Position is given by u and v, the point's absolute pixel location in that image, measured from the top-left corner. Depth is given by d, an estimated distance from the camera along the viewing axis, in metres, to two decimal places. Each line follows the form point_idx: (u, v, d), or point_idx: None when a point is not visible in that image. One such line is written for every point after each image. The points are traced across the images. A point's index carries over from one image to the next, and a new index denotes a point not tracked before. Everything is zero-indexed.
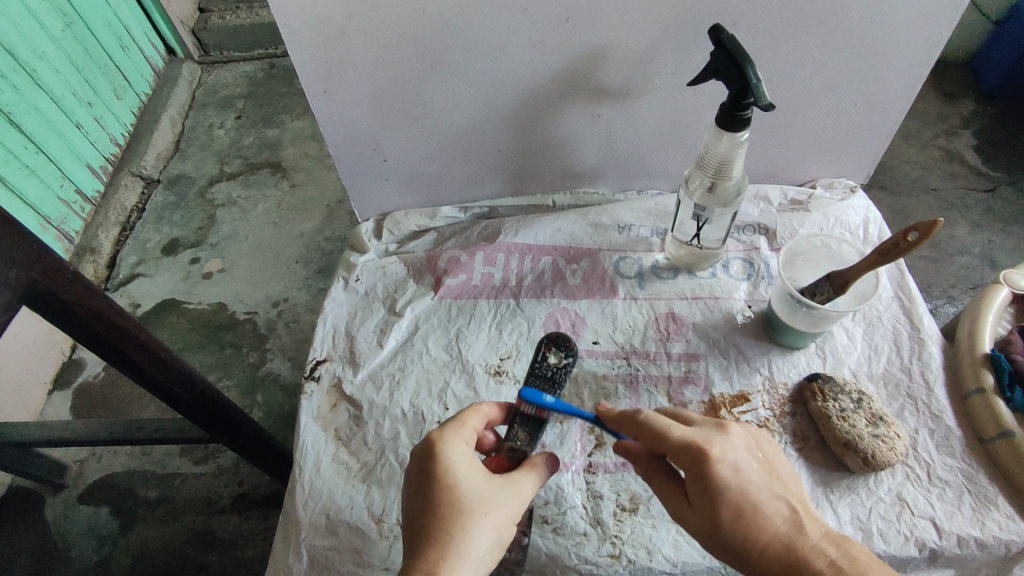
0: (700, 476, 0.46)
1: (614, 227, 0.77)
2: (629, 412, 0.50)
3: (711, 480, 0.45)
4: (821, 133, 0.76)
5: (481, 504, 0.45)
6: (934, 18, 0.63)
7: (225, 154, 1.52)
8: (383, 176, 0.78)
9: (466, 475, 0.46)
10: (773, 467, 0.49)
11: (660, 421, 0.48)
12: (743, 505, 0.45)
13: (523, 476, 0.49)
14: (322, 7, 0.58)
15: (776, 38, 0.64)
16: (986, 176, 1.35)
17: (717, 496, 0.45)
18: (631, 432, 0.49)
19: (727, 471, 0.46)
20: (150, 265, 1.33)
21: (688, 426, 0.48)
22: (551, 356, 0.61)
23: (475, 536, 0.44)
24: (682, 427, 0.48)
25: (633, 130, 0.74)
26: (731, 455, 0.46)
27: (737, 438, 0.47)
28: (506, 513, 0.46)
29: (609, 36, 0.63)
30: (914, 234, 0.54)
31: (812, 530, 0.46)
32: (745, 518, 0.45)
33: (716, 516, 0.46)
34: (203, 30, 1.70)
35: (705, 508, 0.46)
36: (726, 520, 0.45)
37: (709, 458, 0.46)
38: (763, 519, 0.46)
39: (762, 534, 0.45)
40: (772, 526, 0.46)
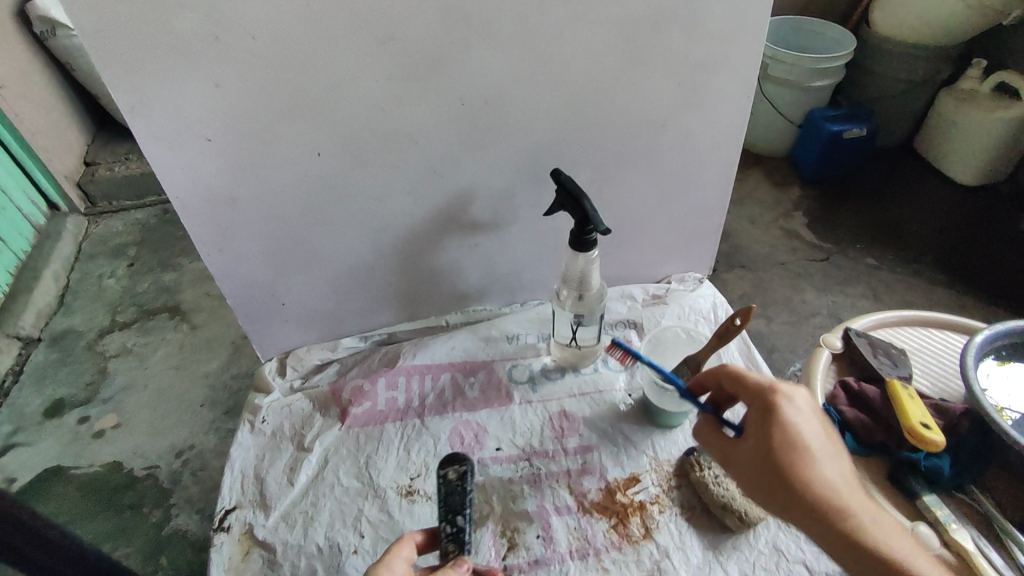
0: (764, 408, 0.55)
1: (504, 338, 0.86)
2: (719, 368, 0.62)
3: (775, 410, 0.54)
4: (665, 238, 0.91)
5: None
6: (723, 146, 0.81)
7: (118, 304, 1.49)
8: (282, 318, 0.83)
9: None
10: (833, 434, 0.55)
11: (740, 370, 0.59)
12: (798, 442, 0.52)
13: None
14: (212, 180, 0.65)
15: (608, 171, 0.79)
16: (820, 248, 1.60)
17: (771, 426, 0.53)
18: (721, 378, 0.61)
19: (790, 407, 0.54)
20: (30, 433, 1.24)
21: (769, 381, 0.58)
22: (451, 471, 0.65)
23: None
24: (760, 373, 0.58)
25: (508, 254, 0.85)
26: (798, 398, 0.55)
27: (809, 393, 0.56)
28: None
29: (472, 181, 0.74)
30: (738, 319, 0.67)
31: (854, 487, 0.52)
32: (797, 454, 0.52)
33: (765, 442, 0.54)
34: (90, 182, 1.71)
35: (756, 440, 0.54)
36: (775, 449, 0.53)
37: (780, 397, 0.55)
38: (818, 461, 0.52)
39: (810, 473, 0.51)
40: (821, 469, 0.51)
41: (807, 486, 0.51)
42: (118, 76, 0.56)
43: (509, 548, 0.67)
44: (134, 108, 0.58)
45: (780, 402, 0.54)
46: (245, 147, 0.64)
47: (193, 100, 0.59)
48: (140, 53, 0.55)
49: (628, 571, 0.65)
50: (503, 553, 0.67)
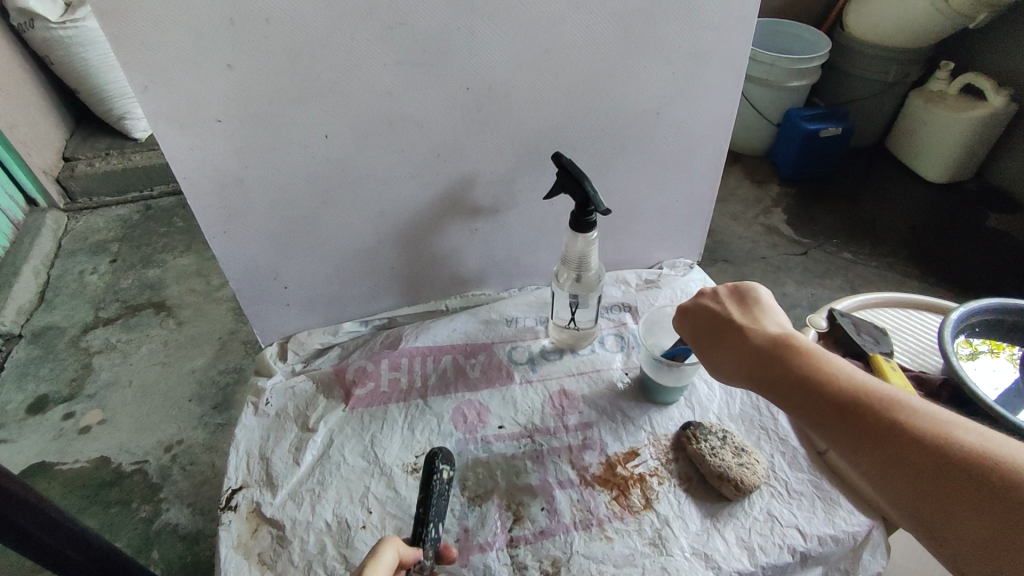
0: (683, 319, 0.64)
1: (503, 321, 0.88)
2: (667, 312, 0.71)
3: (687, 320, 0.64)
4: (657, 225, 0.94)
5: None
6: (714, 135, 0.84)
7: (101, 299, 1.46)
8: (285, 302, 0.83)
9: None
10: (750, 308, 0.60)
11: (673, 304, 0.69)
12: (714, 331, 0.61)
13: (377, 552, 0.53)
14: (220, 162, 0.66)
15: (605, 158, 0.81)
16: (800, 242, 1.65)
17: (697, 332, 0.62)
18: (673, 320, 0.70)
19: (697, 311, 0.63)
20: (13, 429, 1.20)
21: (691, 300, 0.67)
22: (443, 471, 0.67)
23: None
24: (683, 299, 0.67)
25: (507, 239, 0.87)
26: (703, 300, 0.63)
27: (712, 290, 0.64)
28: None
29: (474, 166, 0.76)
30: None
31: (772, 334, 0.56)
32: (719, 341, 0.60)
33: (699, 344, 0.62)
34: (69, 177, 1.67)
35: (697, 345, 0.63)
36: (703, 345, 0.61)
37: (688, 307, 0.64)
38: (731, 337, 0.59)
39: (729, 348, 0.59)
40: (736, 341, 0.58)
41: (738, 353, 0.57)
42: (132, 54, 0.56)
43: (514, 520, 0.68)
44: (147, 88, 0.59)
45: (689, 310, 0.64)
46: (255, 129, 0.65)
47: (206, 80, 0.60)
48: (155, 34, 0.56)
49: (631, 540, 0.67)
50: (509, 525, 0.68)
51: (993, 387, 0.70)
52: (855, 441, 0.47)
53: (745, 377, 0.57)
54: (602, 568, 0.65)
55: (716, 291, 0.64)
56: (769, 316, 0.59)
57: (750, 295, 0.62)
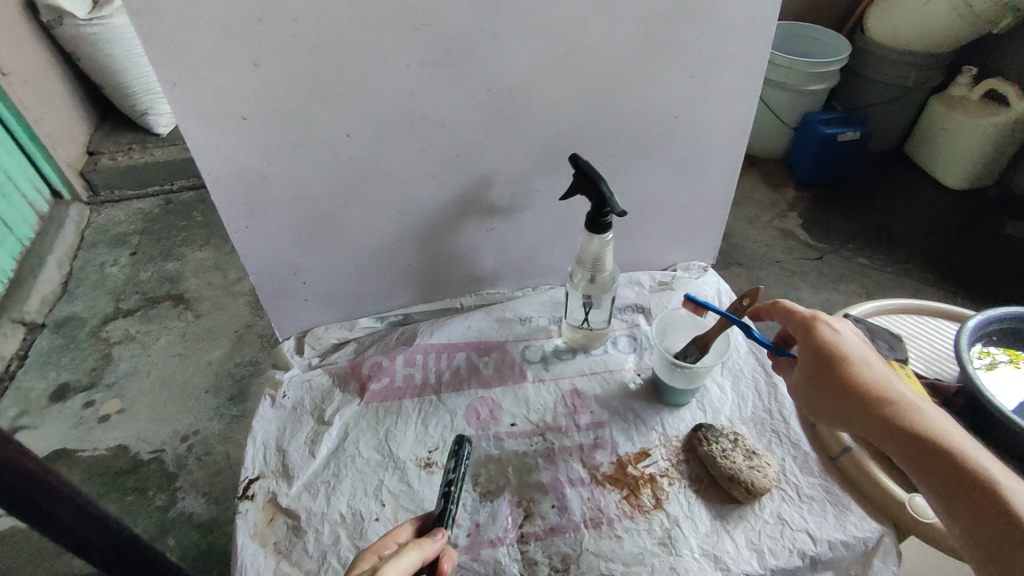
0: (811, 331, 0.62)
1: (517, 320, 0.88)
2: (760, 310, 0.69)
3: (817, 330, 0.61)
4: (672, 228, 0.95)
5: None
6: (731, 139, 0.84)
7: (120, 291, 1.49)
8: (303, 296, 0.85)
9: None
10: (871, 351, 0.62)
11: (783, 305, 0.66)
12: (843, 352, 0.59)
13: (401, 553, 0.52)
14: (244, 159, 0.67)
15: (622, 160, 0.82)
16: (814, 247, 1.64)
17: (824, 344, 0.60)
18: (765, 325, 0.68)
19: (832, 329, 0.61)
20: (36, 416, 1.23)
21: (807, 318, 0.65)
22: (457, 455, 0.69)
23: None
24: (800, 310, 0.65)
25: (522, 238, 0.87)
26: (839, 324, 0.62)
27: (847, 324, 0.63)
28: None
29: (492, 167, 0.77)
30: (747, 299, 0.70)
31: (902, 386, 0.57)
32: (847, 362, 0.58)
33: (819, 355, 0.60)
34: (92, 171, 1.70)
35: (813, 355, 0.60)
36: (828, 358, 0.59)
37: (823, 321, 0.62)
38: (863, 366, 0.58)
39: (858, 374, 0.58)
40: (868, 373, 0.58)
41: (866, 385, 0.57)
42: (162, 52, 0.58)
43: (524, 516, 0.69)
44: (175, 85, 0.60)
45: (823, 326, 0.61)
46: (279, 126, 0.66)
47: (232, 79, 0.61)
48: (185, 33, 0.57)
49: (640, 539, 0.67)
50: (520, 521, 0.69)
51: (1011, 400, 0.71)
52: (953, 492, 0.50)
53: (861, 400, 0.56)
54: (610, 566, 0.66)
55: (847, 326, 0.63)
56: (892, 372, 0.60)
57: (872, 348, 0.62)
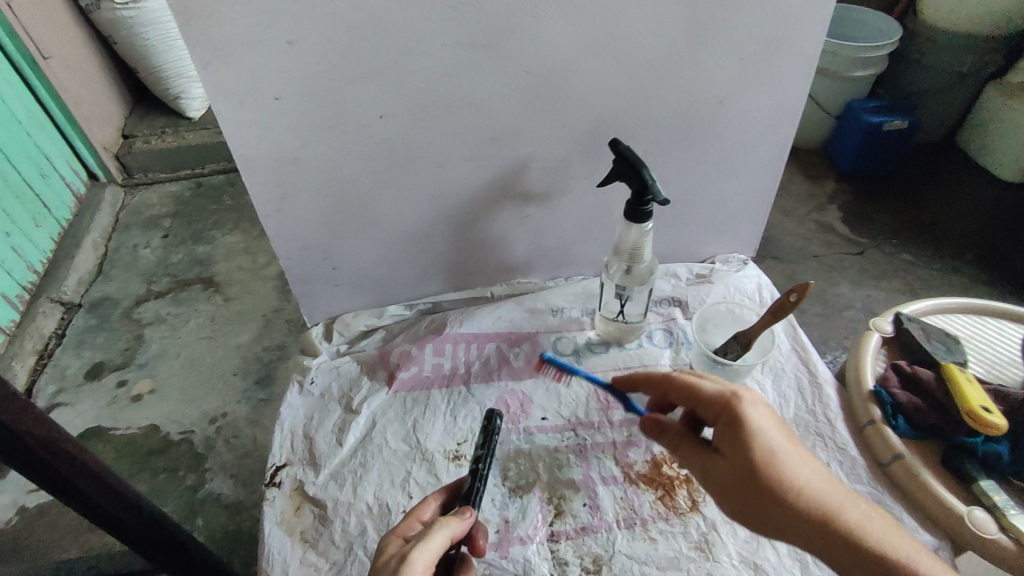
0: (731, 420, 0.54)
1: (549, 311, 0.86)
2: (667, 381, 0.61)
3: (741, 418, 0.54)
4: (713, 219, 0.91)
5: (396, 566, 0.47)
6: (781, 125, 0.80)
7: (153, 273, 1.51)
8: (333, 282, 0.83)
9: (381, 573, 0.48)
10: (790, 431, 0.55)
11: (694, 381, 0.59)
12: (771, 446, 0.52)
13: (428, 536, 0.49)
14: (278, 141, 0.66)
15: (664, 146, 0.78)
16: (855, 242, 1.53)
17: (748, 437, 0.53)
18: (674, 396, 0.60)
19: (756, 414, 0.54)
20: (71, 393, 1.25)
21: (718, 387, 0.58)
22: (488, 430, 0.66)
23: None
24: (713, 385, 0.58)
25: (556, 227, 0.85)
26: (759, 405, 0.55)
27: (760, 399, 0.55)
28: (417, 567, 0.47)
29: (529, 151, 0.74)
30: (795, 295, 0.64)
31: (820, 481, 0.52)
32: (774, 459, 0.52)
33: (745, 451, 0.52)
34: (127, 154, 1.72)
35: (735, 449, 0.53)
36: (754, 455, 0.52)
37: (742, 405, 0.54)
38: (791, 461, 0.52)
39: (789, 472, 0.51)
40: (798, 469, 0.52)
41: (793, 491, 0.51)
42: (197, 29, 0.56)
43: (555, 514, 0.67)
44: (209, 63, 0.58)
45: (742, 415, 0.54)
46: (313, 108, 0.64)
47: (266, 58, 0.59)
48: (221, 8, 0.55)
49: (675, 542, 0.65)
50: (550, 519, 0.67)
51: None
52: None
53: (788, 512, 0.51)
54: (645, 569, 0.63)
55: (757, 399, 0.56)
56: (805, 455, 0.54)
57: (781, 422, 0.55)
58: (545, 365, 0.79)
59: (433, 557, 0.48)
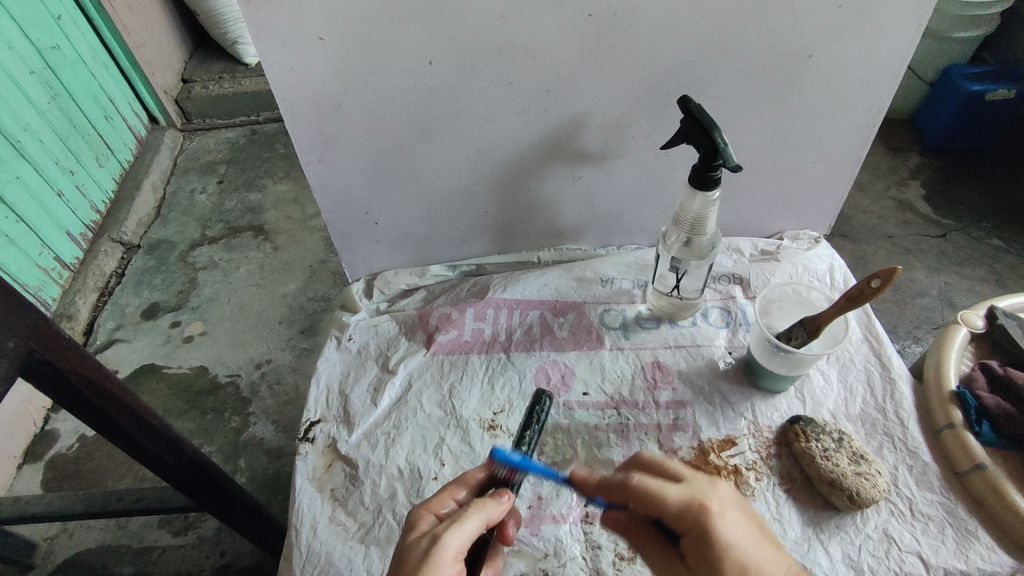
0: (700, 535, 0.46)
1: (598, 281, 0.81)
2: (616, 480, 0.51)
3: (711, 537, 0.46)
4: (785, 190, 0.83)
5: (426, 549, 0.45)
6: (875, 87, 0.71)
7: (207, 219, 1.53)
8: (374, 238, 0.81)
9: (410, 554, 0.46)
10: (763, 525, 0.48)
11: (654, 487, 0.48)
12: (743, 562, 0.45)
13: (462, 520, 0.47)
14: (321, 85, 0.62)
15: (737, 107, 0.71)
16: (937, 222, 1.33)
17: (718, 556, 0.46)
18: (622, 500, 0.50)
19: (727, 529, 0.46)
20: (129, 330, 1.29)
21: (681, 484, 0.49)
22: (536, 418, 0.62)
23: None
24: (676, 487, 0.48)
25: (612, 192, 0.79)
26: (729, 511, 0.47)
27: (726, 497, 0.48)
28: (447, 552, 0.45)
29: (588, 106, 0.68)
30: (877, 281, 0.57)
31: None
32: None
33: (715, 575, 0.46)
34: (186, 99, 1.73)
35: (705, 569, 0.46)
36: None
37: (708, 516, 0.46)
38: (766, 574, 0.46)
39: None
40: None
41: None
42: None
43: None
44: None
45: (710, 529, 0.46)
46: (358, 51, 0.60)
47: None
48: None
49: None
50: (586, 499, 0.64)
51: None
52: None
53: None
54: None
55: (722, 500, 0.48)
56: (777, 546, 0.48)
57: (752, 514, 0.49)
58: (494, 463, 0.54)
59: (465, 543, 0.46)
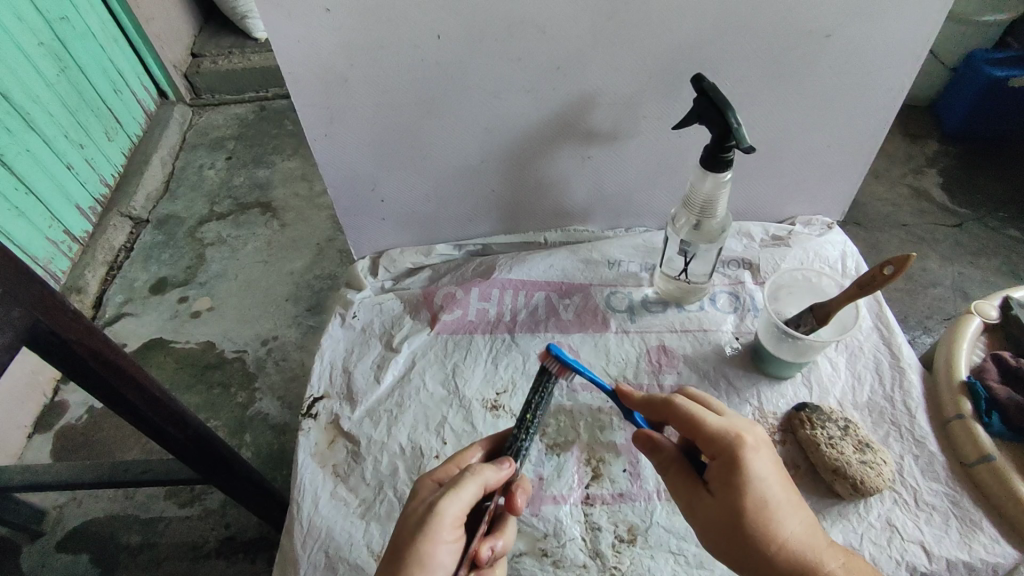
0: (732, 464, 0.47)
1: (605, 263, 0.80)
2: (662, 399, 0.52)
3: (743, 466, 0.46)
4: (798, 174, 0.81)
5: (424, 515, 0.46)
6: (896, 68, 0.69)
7: (215, 195, 1.53)
8: (379, 216, 0.80)
9: (410, 519, 0.46)
10: (788, 474, 0.49)
11: (697, 410, 0.50)
12: (767, 497, 0.46)
13: (458, 486, 0.47)
14: (327, 57, 0.61)
15: (753, 87, 0.69)
16: (953, 212, 1.30)
17: (743, 486, 0.46)
18: (663, 414, 0.51)
19: (759, 463, 0.47)
20: (137, 304, 1.30)
21: (721, 417, 0.50)
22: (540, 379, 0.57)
23: (433, 563, 0.45)
24: (717, 416, 0.49)
25: (621, 173, 0.78)
26: (763, 449, 0.48)
27: (764, 437, 0.49)
28: (446, 519, 0.45)
29: (598, 84, 0.67)
30: (890, 268, 0.56)
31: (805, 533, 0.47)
32: (767, 510, 0.46)
33: (738, 501, 0.46)
34: (195, 73, 1.72)
35: (725, 498, 0.47)
36: (750, 507, 0.46)
37: (745, 449, 0.47)
38: (783, 517, 0.47)
39: (779, 527, 0.46)
40: (789, 523, 0.47)
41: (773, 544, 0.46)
42: None
43: (592, 477, 0.64)
44: None
45: (745, 460, 0.47)
46: (365, 22, 0.59)
47: None
48: None
49: None
50: (587, 481, 0.64)
51: None
52: None
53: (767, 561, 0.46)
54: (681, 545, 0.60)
55: (758, 441, 0.49)
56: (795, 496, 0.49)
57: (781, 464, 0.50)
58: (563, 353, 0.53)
59: (464, 508, 0.46)
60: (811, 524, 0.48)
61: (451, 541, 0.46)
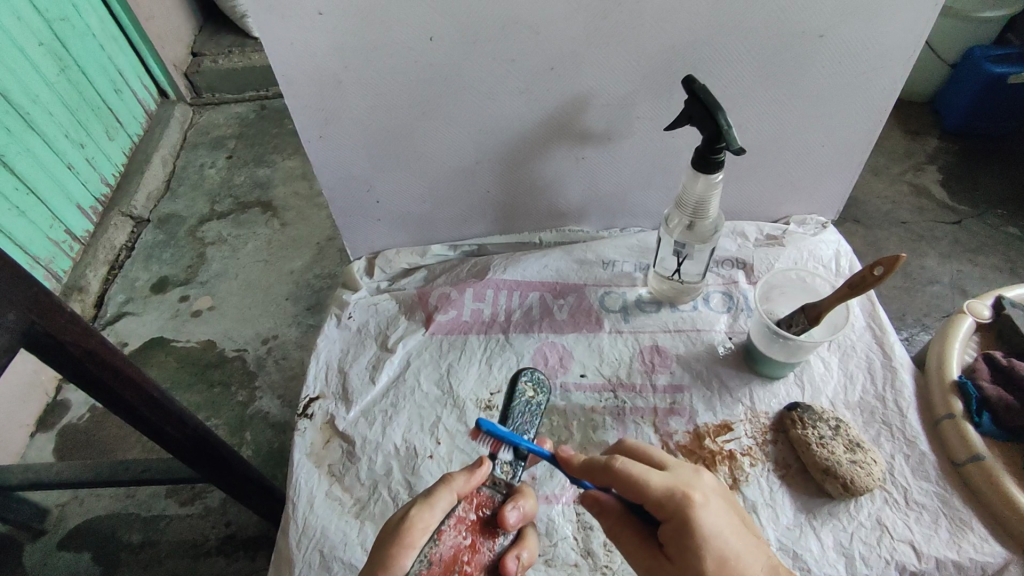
0: (682, 528, 0.45)
1: (599, 263, 0.80)
2: (598, 467, 0.49)
3: (692, 527, 0.45)
4: (793, 174, 0.81)
5: (398, 521, 0.47)
6: (888, 68, 0.69)
7: (216, 194, 1.53)
8: (375, 216, 0.81)
9: (385, 531, 0.47)
10: (743, 518, 0.48)
11: (636, 471, 0.47)
12: (723, 554, 0.45)
13: (430, 494, 0.48)
14: (320, 60, 0.62)
15: (746, 87, 0.69)
16: (953, 209, 1.30)
17: (697, 547, 0.45)
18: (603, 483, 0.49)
19: (709, 518, 0.45)
20: (138, 304, 1.31)
21: (664, 472, 0.48)
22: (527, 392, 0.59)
23: (400, 565, 0.44)
24: (659, 474, 0.47)
25: (615, 173, 0.78)
26: (711, 501, 0.46)
27: (711, 487, 0.47)
28: (417, 523, 0.46)
29: (590, 85, 0.67)
30: (880, 268, 0.56)
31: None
32: (726, 567, 0.45)
33: (695, 566, 0.45)
34: (195, 73, 1.72)
35: (683, 562, 0.45)
36: (708, 572, 0.44)
37: (690, 504, 0.45)
38: (745, 569, 0.45)
39: None
40: (752, 575, 0.45)
41: None
42: None
43: None
44: None
45: (693, 520, 0.45)
46: (359, 26, 0.59)
47: None
48: None
49: None
50: None
51: None
52: None
53: None
54: None
55: (704, 493, 0.47)
56: (754, 540, 0.47)
57: (735, 508, 0.48)
58: (510, 389, 0.57)
59: (436, 512, 0.47)
60: (772, 567, 0.47)
61: (422, 546, 0.46)
